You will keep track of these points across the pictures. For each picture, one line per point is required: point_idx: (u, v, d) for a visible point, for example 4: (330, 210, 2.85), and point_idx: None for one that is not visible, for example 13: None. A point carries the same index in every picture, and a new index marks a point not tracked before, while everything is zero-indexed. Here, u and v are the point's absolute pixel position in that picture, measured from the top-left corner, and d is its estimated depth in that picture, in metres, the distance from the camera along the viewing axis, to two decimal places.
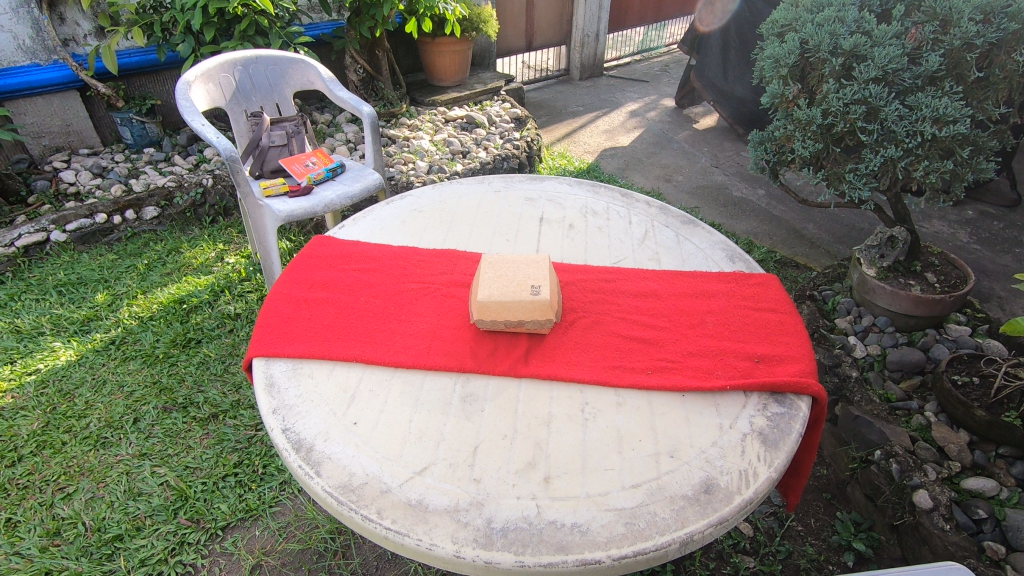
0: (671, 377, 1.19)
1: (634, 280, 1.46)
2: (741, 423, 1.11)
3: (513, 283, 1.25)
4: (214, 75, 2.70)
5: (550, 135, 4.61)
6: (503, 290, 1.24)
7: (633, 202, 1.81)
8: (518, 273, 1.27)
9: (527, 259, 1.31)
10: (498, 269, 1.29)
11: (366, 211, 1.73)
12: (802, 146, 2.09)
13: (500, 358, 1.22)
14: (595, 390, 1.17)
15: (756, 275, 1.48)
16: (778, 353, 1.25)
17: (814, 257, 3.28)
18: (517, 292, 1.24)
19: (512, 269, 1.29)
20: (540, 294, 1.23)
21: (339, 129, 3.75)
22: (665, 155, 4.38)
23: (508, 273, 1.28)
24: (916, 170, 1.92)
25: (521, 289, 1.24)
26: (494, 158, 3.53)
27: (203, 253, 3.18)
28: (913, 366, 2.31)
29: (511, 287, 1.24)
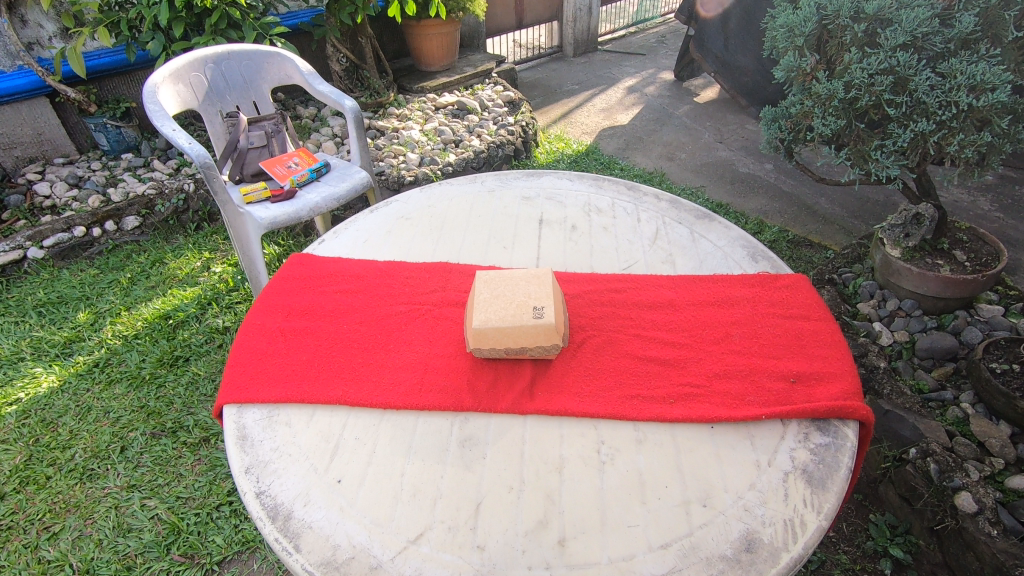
0: (697, 406, 1.05)
1: (647, 289, 1.31)
2: (781, 459, 0.97)
3: (511, 303, 1.10)
4: (184, 74, 2.52)
5: (546, 117, 4.40)
6: (501, 312, 1.09)
7: (641, 195, 1.64)
8: (516, 293, 1.11)
9: (525, 274, 1.15)
10: (494, 286, 1.14)
11: (348, 222, 1.57)
12: (822, 123, 1.90)
13: (502, 392, 1.08)
14: (611, 424, 1.04)
15: (783, 275, 1.33)
16: (817, 370, 1.10)
17: (829, 234, 3.13)
18: (517, 315, 1.08)
19: (509, 288, 1.13)
20: (543, 316, 1.08)
21: (324, 123, 3.57)
22: (667, 132, 4.17)
23: (506, 291, 1.12)
24: (949, 144, 1.73)
25: (521, 311, 1.08)
26: (488, 146, 3.34)
27: (188, 263, 3.04)
28: (944, 352, 2.16)
29: (510, 309, 1.09)
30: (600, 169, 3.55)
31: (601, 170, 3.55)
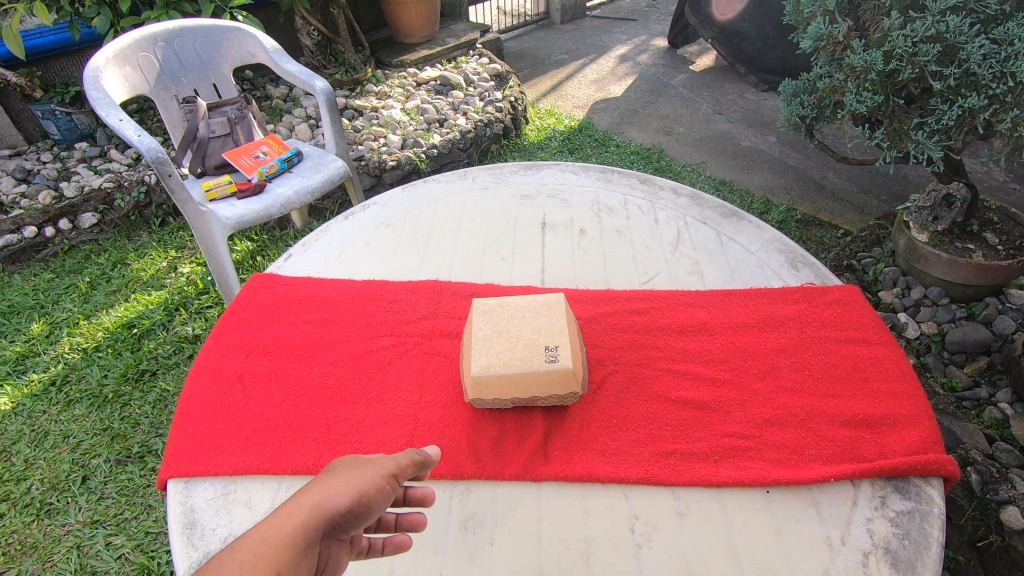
0: (747, 465, 0.86)
1: (674, 309, 1.11)
2: (856, 535, 0.79)
3: (517, 343, 0.89)
4: (130, 56, 2.22)
5: (534, 90, 4.07)
6: (506, 355, 0.89)
7: (657, 190, 1.43)
8: (522, 329, 0.91)
9: (532, 302, 0.94)
10: (496, 320, 0.93)
11: (319, 231, 1.35)
12: (856, 99, 1.69)
13: (510, 452, 0.89)
14: (644, 491, 0.85)
15: (832, 287, 1.13)
16: (887, 411, 0.92)
17: (839, 213, 2.86)
18: (524, 359, 0.88)
19: (513, 322, 0.92)
20: (557, 359, 0.88)
21: (296, 104, 3.28)
22: (663, 104, 3.83)
23: (510, 326, 0.91)
24: (1001, 121, 1.51)
25: (530, 353, 0.88)
26: (475, 125, 3.06)
27: (153, 264, 2.75)
28: (977, 346, 2.00)
29: (516, 350, 0.89)
30: (595, 147, 3.26)
31: (597, 147, 3.26)
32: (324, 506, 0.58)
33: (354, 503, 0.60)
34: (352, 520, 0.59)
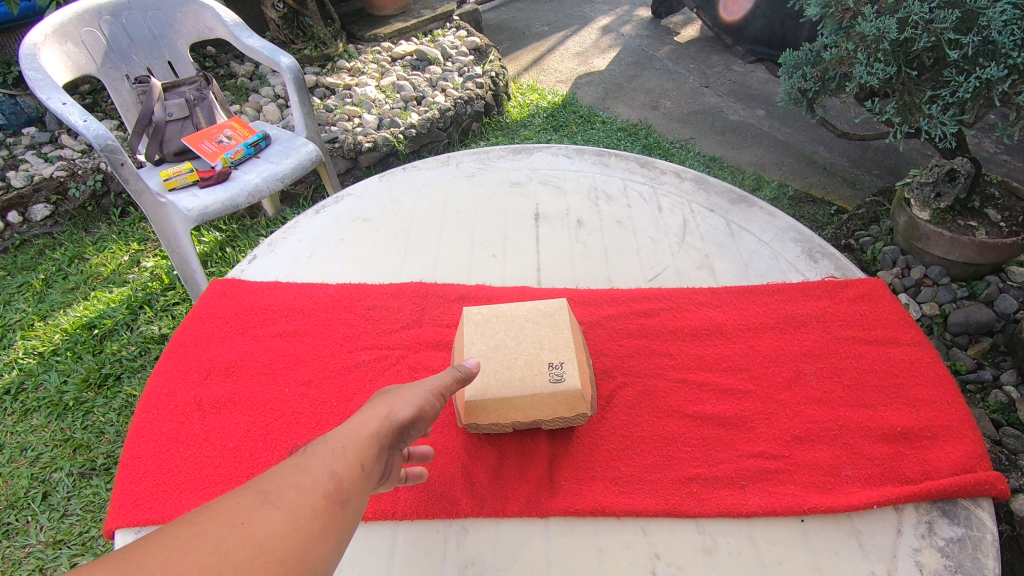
0: (779, 490, 0.77)
1: (685, 309, 1.01)
2: (903, 569, 0.71)
3: (516, 361, 0.77)
4: (72, 32, 1.97)
5: (515, 63, 3.83)
6: (503, 374, 0.77)
7: (658, 174, 1.31)
8: (521, 343, 0.79)
9: (531, 311, 0.82)
10: (491, 333, 0.81)
11: (287, 228, 1.21)
12: (866, 71, 1.57)
13: (511, 484, 0.79)
14: (665, 524, 0.76)
15: (854, 281, 1.04)
16: (925, 422, 0.83)
17: (831, 188, 2.67)
18: (524, 380, 0.77)
19: (510, 335, 0.80)
20: (563, 379, 0.77)
21: (264, 82, 3.07)
22: (648, 77, 3.57)
23: (508, 340, 0.80)
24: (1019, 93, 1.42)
25: (531, 372, 0.77)
26: (455, 103, 2.89)
27: (114, 258, 2.28)
28: (980, 326, 1.91)
29: (515, 369, 0.77)
30: (581, 124, 3.09)
31: (582, 124, 3.09)
32: (396, 412, 0.54)
33: (422, 411, 0.57)
34: (418, 427, 0.56)
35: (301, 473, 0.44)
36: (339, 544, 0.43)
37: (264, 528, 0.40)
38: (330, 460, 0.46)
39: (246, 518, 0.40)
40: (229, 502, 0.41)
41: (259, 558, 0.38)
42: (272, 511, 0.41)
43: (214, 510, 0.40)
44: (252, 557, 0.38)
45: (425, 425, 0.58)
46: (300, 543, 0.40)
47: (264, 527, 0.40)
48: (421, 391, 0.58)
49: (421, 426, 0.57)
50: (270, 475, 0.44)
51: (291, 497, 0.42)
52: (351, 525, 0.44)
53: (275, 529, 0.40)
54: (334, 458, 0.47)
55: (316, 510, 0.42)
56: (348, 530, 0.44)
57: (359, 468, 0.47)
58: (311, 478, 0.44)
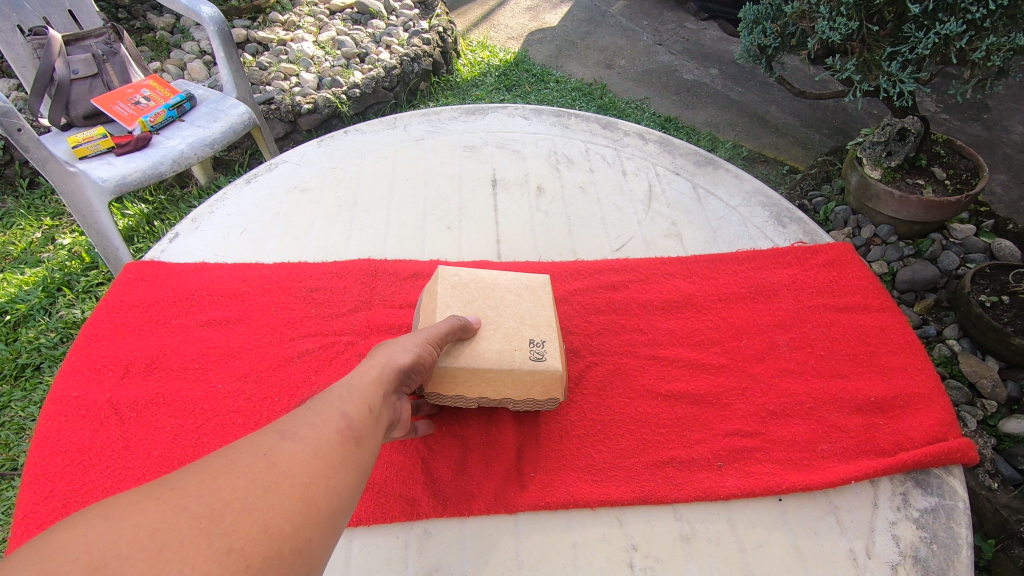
0: (756, 470, 0.73)
1: (654, 281, 0.95)
2: (881, 546, 0.69)
3: (495, 333, 0.71)
4: None
5: (463, 19, 3.62)
6: (479, 343, 0.70)
7: (621, 136, 1.24)
8: (501, 316, 0.73)
9: (512, 283, 0.77)
10: (466, 298, 0.74)
11: (214, 202, 1.08)
12: (828, 27, 1.53)
13: (476, 478, 0.73)
14: (642, 513, 0.71)
15: (824, 246, 1.01)
16: (899, 391, 0.81)
17: (784, 147, 2.67)
18: (501, 353, 0.69)
19: (488, 304, 0.74)
20: (544, 358, 0.70)
21: (186, 36, 2.78)
22: (602, 34, 3.44)
23: (484, 309, 0.73)
24: (976, 49, 1.41)
25: (512, 346, 0.70)
26: (400, 61, 2.70)
27: (23, 235, 2.03)
28: (926, 284, 1.95)
29: (494, 340, 0.71)
30: (533, 83, 2.96)
31: (535, 84, 2.96)
32: (393, 361, 0.58)
33: (419, 359, 0.60)
34: (416, 376, 0.60)
35: (315, 414, 0.47)
36: (357, 474, 0.46)
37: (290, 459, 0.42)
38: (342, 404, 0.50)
39: (267, 451, 0.42)
40: (251, 442, 0.43)
41: (287, 483, 0.41)
42: (292, 445, 0.43)
43: (236, 448, 0.42)
44: (278, 483, 0.41)
45: (422, 375, 0.62)
46: (322, 471, 0.43)
47: (289, 458, 0.42)
48: (415, 344, 0.61)
49: (418, 378, 0.61)
50: (284, 420, 0.46)
51: (307, 434, 0.45)
52: (367, 461, 0.47)
53: (299, 458, 0.43)
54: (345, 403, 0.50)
55: (335, 444, 0.45)
56: (364, 464, 0.47)
57: (368, 412, 0.50)
58: (325, 418, 0.47)
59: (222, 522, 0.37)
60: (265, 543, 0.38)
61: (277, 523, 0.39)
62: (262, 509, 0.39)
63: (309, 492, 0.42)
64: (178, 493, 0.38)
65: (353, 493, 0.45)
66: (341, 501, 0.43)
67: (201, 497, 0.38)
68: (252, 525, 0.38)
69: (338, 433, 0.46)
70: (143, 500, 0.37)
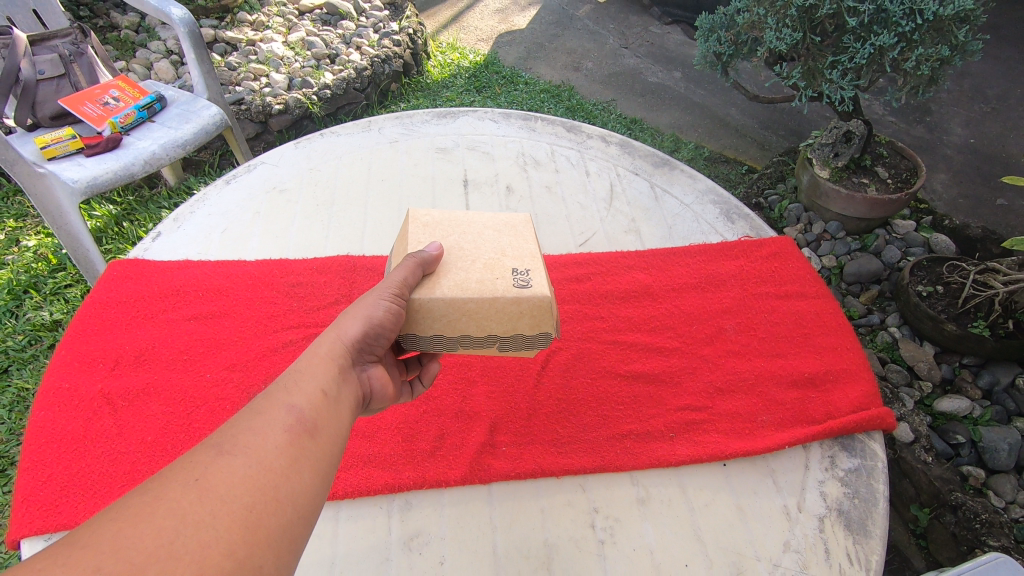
0: (703, 440, 0.82)
1: (614, 273, 1.04)
2: (811, 501, 0.78)
3: (475, 265, 0.67)
4: None
5: (433, 20, 3.66)
6: (455, 274, 0.66)
7: (584, 138, 1.32)
8: (481, 249, 0.69)
9: (492, 221, 0.74)
10: (440, 235, 0.71)
11: (195, 202, 1.12)
12: (775, 37, 1.64)
13: (452, 452, 0.79)
14: (602, 480, 0.79)
15: (768, 240, 1.10)
16: (830, 368, 0.91)
17: (743, 148, 2.81)
18: (484, 283, 0.65)
19: (465, 240, 0.71)
20: (528, 286, 0.65)
21: (152, 36, 2.76)
22: (570, 37, 3.54)
23: (461, 244, 0.70)
24: (907, 59, 1.54)
25: (493, 278, 0.66)
26: (371, 62, 2.74)
27: None
28: (871, 276, 2.10)
29: (472, 270, 0.67)
30: (503, 85, 3.03)
31: (505, 86, 3.03)
32: (342, 337, 0.58)
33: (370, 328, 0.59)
34: (377, 341, 0.59)
35: (257, 418, 0.47)
36: (316, 467, 0.47)
37: (233, 475, 0.43)
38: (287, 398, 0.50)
39: (198, 476, 0.42)
40: (181, 468, 0.42)
41: (234, 500, 0.41)
42: (225, 466, 0.43)
43: (163, 479, 0.41)
44: (223, 503, 0.41)
45: (387, 336, 0.61)
46: (271, 478, 0.44)
47: (233, 475, 0.43)
48: (372, 306, 0.59)
49: (383, 338, 0.61)
50: (220, 434, 0.46)
51: (242, 451, 0.44)
52: (317, 465, 0.47)
53: (232, 481, 0.42)
54: (290, 396, 0.50)
55: (276, 456, 0.45)
56: (314, 468, 0.47)
57: (318, 402, 0.51)
58: (268, 421, 0.47)
59: (159, 559, 0.37)
60: (217, 567, 0.38)
61: (213, 557, 0.38)
62: (206, 536, 0.39)
63: (254, 507, 0.42)
64: (92, 548, 0.36)
65: (306, 498, 0.45)
66: (298, 502, 0.44)
67: (120, 544, 0.36)
68: (186, 567, 0.37)
69: (287, 433, 0.47)
70: (55, 553, 0.35)
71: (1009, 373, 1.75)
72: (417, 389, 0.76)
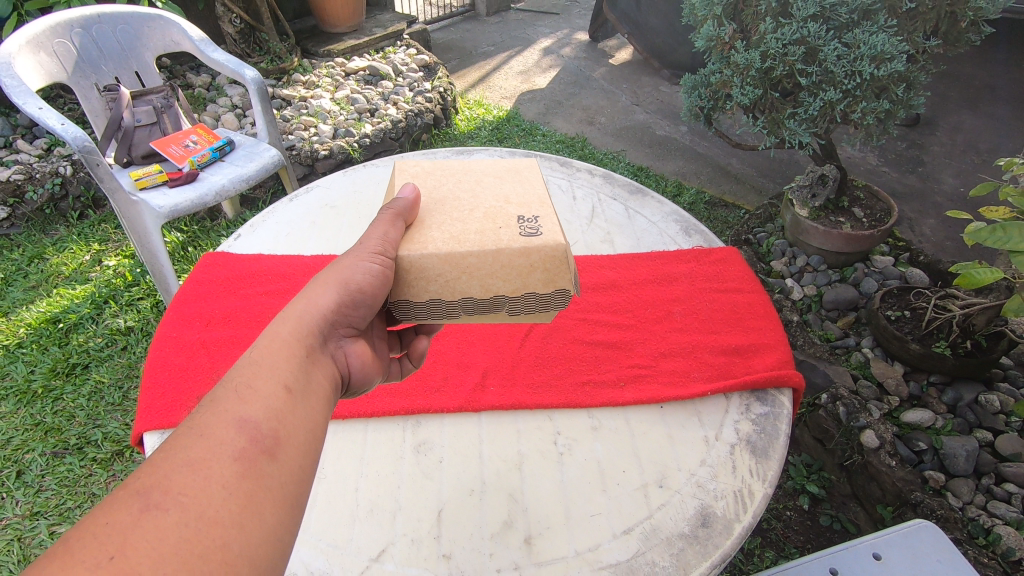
0: (646, 387, 1.07)
1: (588, 272, 1.31)
2: (726, 433, 1.02)
3: (479, 230, 0.80)
4: (45, 43, 2.08)
5: (462, 80, 4.11)
6: (461, 235, 0.79)
7: (574, 172, 1.63)
8: (485, 219, 0.82)
9: (495, 198, 0.87)
10: (443, 210, 0.84)
11: (266, 214, 1.45)
12: (741, 92, 1.98)
13: (452, 390, 1.06)
14: (566, 413, 1.04)
15: (716, 249, 1.37)
16: (753, 342, 1.15)
17: (741, 194, 3.08)
18: (486, 245, 0.77)
19: (470, 212, 0.84)
20: (531, 243, 0.77)
21: (221, 93, 3.24)
22: (585, 95, 3.94)
23: (466, 204, 0.86)
24: (854, 111, 1.83)
25: (496, 239, 0.78)
26: (406, 115, 3.15)
27: (75, 258, 2.34)
28: (848, 303, 2.20)
29: (479, 229, 0.80)
30: (522, 136, 3.41)
31: (524, 137, 3.41)
32: (300, 332, 0.64)
33: (337, 303, 0.68)
34: (345, 317, 0.69)
35: (198, 459, 0.49)
36: (277, 490, 0.51)
37: (180, 522, 0.45)
38: (236, 415, 0.53)
39: (122, 549, 0.43)
40: (109, 532, 0.43)
41: (190, 547, 0.45)
42: (159, 527, 0.45)
43: (90, 546, 0.43)
44: (173, 558, 0.44)
45: (361, 311, 0.70)
46: (231, 517, 0.48)
47: (181, 523, 0.45)
48: (351, 273, 0.69)
49: (361, 309, 0.71)
50: (155, 483, 0.47)
51: (175, 507, 0.46)
52: (267, 499, 0.51)
53: (171, 544, 0.44)
54: (240, 409, 0.54)
55: (222, 506, 0.48)
56: (265, 504, 0.50)
57: (275, 411, 0.55)
58: (214, 452, 0.50)
59: None
60: None
61: None
62: None
63: (200, 566, 0.44)
64: None
65: (260, 536, 0.49)
66: (252, 542, 0.48)
67: None
68: None
69: (237, 463, 0.50)
70: None
71: (972, 390, 1.82)
72: (406, 367, 0.91)
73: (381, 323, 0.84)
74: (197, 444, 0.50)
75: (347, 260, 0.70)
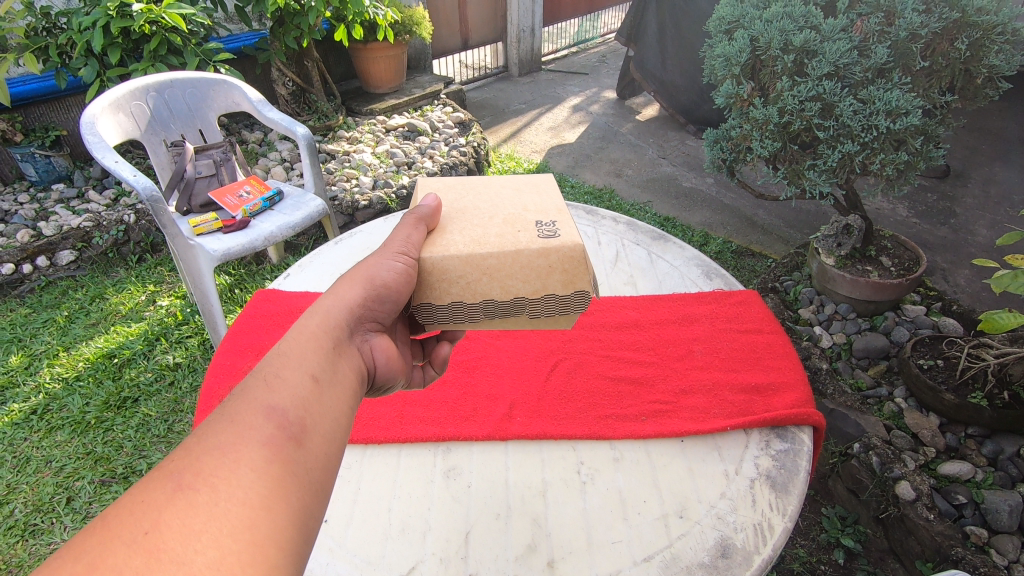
0: (667, 421, 1.11)
1: (612, 311, 1.38)
2: (746, 467, 1.04)
3: (499, 234, 0.88)
4: (124, 104, 2.32)
5: (495, 136, 4.33)
6: (481, 240, 0.87)
7: (599, 219, 1.72)
8: (504, 225, 0.90)
9: (515, 208, 0.95)
10: (464, 221, 0.93)
11: (312, 255, 1.57)
12: (761, 145, 2.06)
13: (480, 419, 1.12)
14: (589, 444, 1.08)
15: (736, 292, 1.42)
16: (772, 381, 1.18)
17: (768, 244, 3.11)
18: (505, 246, 0.85)
19: (491, 221, 0.91)
20: (548, 244, 0.85)
21: (272, 148, 3.51)
22: (613, 149, 4.09)
23: (486, 214, 0.94)
24: (873, 162, 1.89)
25: (515, 241, 0.86)
26: (441, 168, 3.34)
27: (132, 298, 2.51)
28: (879, 351, 2.16)
29: (498, 234, 0.88)
30: None
31: None
32: (325, 330, 0.69)
33: (361, 299, 0.75)
34: (369, 316, 0.75)
35: (229, 443, 0.53)
36: (303, 473, 0.55)
37: (213, 500, 0.49)
38: (265, 403, 0.58)
39: (156, 523, 0.46)
40: (145, 508, 0.47)
41: (222, 523, 0.48)
42: (192, 503, 0.48)
43: (128, 520, 0.46)
44: (206, 532, 0.47)
45: (383, 310, 0.78)
46: (261, 497, 0.51)
47: (214, 500, 0.49)
48: (375, 271, 0.76)
49: (385, 307, 0.77)
50: (189, 463, 0.51)
51: (208, 486, 0.49)
52: (292, 481, 0.54)
53: (205, 519, 0.47)
54: (269, 398, 0.59)
55: (252, 485, 0.51)
56: (292, 487, 0.53)
57: (302, 400, 0.60)
58: (246, 436, 0.54)
59: None
60: None
61: None
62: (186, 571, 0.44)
63: (233, 541, 0.47)
64: None
65: (288, 516, 0.52)
66: (282, 521, 0.51)
67: None
68: None
69: (266, 448, 0.54)
70: None
71: (1013, 443, 1.74)
72: (429, 375, 0.98)
73: (405, 330, 0.92)
74: (229, 430, 0.54)
75: (373, 260, 0.78)
